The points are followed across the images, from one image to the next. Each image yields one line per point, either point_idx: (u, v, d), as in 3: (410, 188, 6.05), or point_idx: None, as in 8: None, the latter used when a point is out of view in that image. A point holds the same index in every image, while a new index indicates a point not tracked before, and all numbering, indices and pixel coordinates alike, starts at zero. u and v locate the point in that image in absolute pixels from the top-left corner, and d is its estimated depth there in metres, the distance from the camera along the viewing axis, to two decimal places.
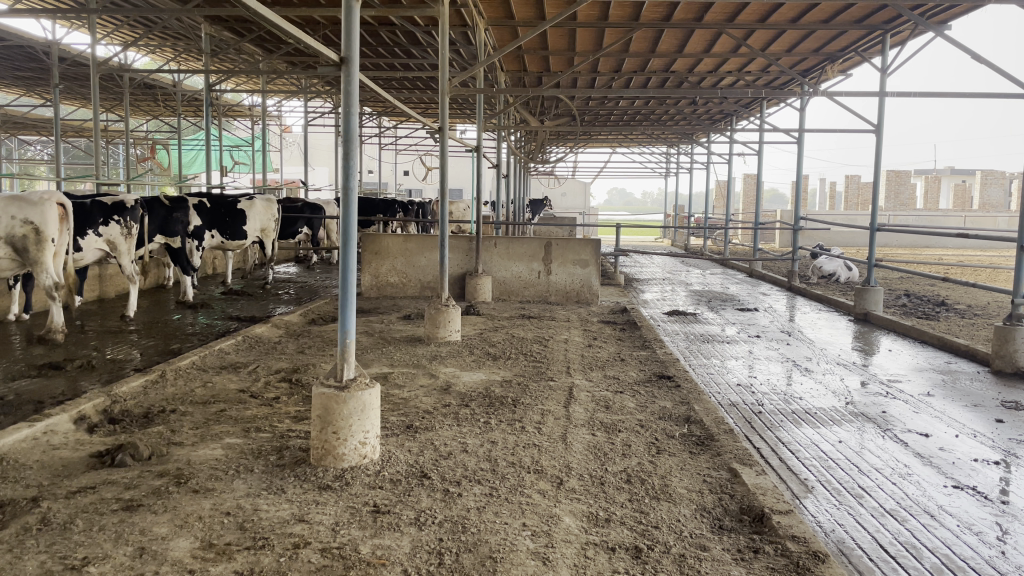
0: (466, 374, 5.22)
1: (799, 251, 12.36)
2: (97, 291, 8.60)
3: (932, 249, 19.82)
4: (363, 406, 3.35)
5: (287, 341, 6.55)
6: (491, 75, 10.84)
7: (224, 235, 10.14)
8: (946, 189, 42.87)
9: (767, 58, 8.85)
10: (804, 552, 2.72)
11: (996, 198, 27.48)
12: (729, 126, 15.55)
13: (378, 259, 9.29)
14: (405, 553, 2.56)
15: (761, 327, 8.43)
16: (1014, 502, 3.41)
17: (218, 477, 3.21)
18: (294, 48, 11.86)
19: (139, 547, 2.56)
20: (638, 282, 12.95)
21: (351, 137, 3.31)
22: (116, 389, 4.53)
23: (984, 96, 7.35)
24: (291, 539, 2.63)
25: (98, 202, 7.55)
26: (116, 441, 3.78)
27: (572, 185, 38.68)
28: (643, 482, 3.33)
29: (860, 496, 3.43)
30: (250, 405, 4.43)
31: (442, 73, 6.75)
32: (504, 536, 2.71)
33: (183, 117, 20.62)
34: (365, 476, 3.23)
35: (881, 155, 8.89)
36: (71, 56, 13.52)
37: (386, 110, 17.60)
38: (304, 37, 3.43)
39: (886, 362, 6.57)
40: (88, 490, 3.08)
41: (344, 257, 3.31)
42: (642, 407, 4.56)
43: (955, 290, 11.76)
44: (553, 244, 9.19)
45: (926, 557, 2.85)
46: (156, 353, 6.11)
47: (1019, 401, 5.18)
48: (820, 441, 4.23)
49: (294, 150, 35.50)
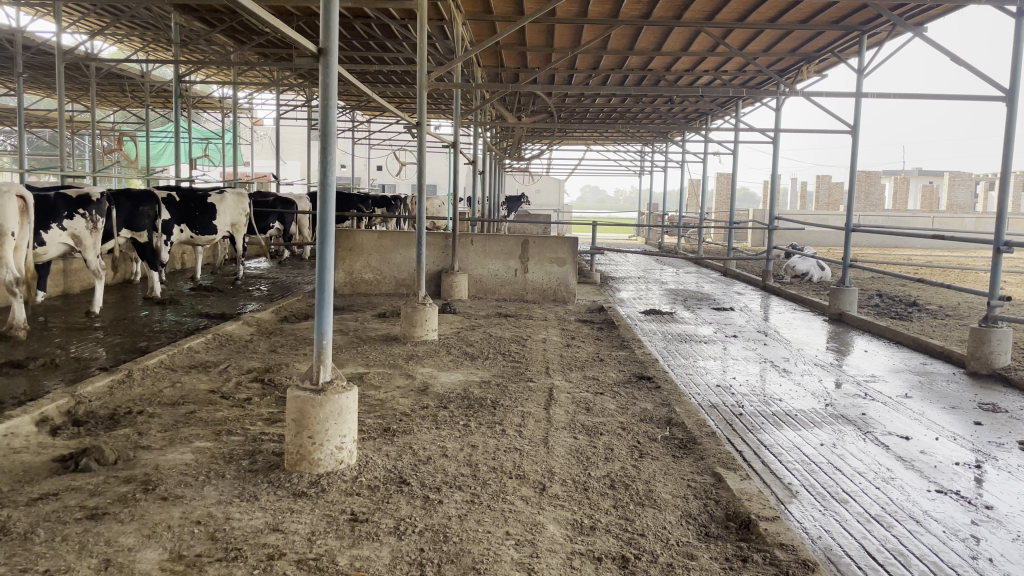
0: (444, 375, 5.12)
1: (774, 250, 12.37)
2: (61, 286, 8.37)
3: (902, 250, 20.06)
4: (340, 410, 3.24)
5: (259, 340, 6.39)
6: (467, 69, 10.73)
7: (193, 230, 9.89)
8: (916, 188, 43.52)
9: (745, 59, 8.82)
10: (794, 561, 2.66)
11: (964, 199, 27.95)
12: (704, 125, 15.60)
13: (352, 256, 9.15)
14: (385, 565, 2.46)
15: (737, 327, 8.43)
16: (998, 507, 3.39)
17: (187, 484, 3.08)
18: (266, 39, 11.57)
19: (104, 559, 2.44)
20: (613, 280, 12.92)
21: (329, 132, 3.19)
22: (80, 390, 4.36)
23: (960, 98, 7.37)
24: (265, 551, 2.52)
25: (62, 195, 7.31)
26: (81, 445, 3.63)
27: (546, 181, 38.76)
28: (627, 488, 3.26)
29: (845, 501, 3.39)
30: (222, 406, 4.30)
31: (419, 67, 6.50)
32: (487, 546, 2.62)
33: (152, 109, 20.24)
34: (342, 482, 3.12)
35: (857, 157, 8.92)
36: (36, 44, 13.16)
37: (361, 104, 17.40)
38: (280, 26, 3.30)
39: (861, 362, 6.59)
40: (51, 497, 2.94)
41: (321, 254, 3.20)
42: (623, 409, 4.49)
43: (926, 291, 11.87)
44: (530, 242, 9.11)
45: (914, 565, 2.81)
46: (123, 351, 5.93)
47: (996, 403, 5.19)
48: (801, 443, 4.20)
49: (265, 144, 35.23)
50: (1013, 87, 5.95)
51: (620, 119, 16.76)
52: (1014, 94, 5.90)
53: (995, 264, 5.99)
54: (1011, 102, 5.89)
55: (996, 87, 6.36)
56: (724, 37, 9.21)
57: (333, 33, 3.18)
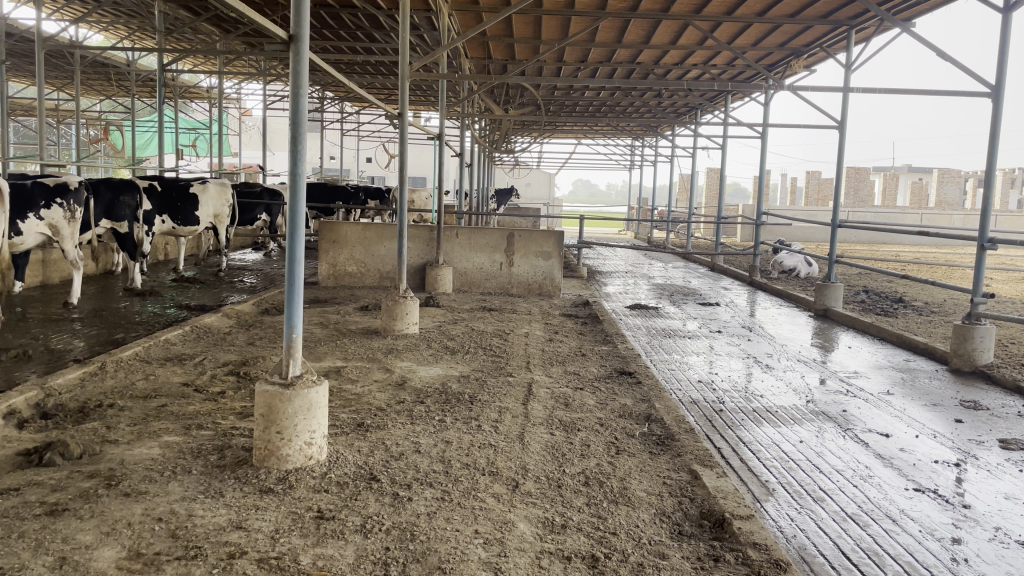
0: (423, 369, 5.06)
1: (761, 246, 12.34)
2: (40, 277, 8.27)
3: (891, 246, 20.09)
4: (309, 405, 3.18)
5: (238, 332, 6.32)
6: (455, 60, 10.67)
7: (175, 220, 9.76)
8: (905, 185, 43.74)
9: (732, 53, 8.76)
10: (766, 561, 2.62)
11: (952, 196, 27.98)
12: (693, 119, 15.56)
13: (336, 248, 9.07)
14: (348, 564, 2.40)
15: (722, 322, 8.40)
16: (975, 506, 3.37)
17: (152, 480, 3.01)
18: (251, 27, 11.45)
19: (60, 557, 2.37)
20: (600, 274, 12.87)
21: (300, 122, 3.13)
22: (50, 381, 4.29)
23: (946, 94, 7.35)
24: (225, 549, 2.46)
25: (39, 184, 7.22)
26: (47, 438, 3.56)
27: (537, 175, 38.81)
28: (601, 485, 3.22)
29: (821, 499, 3.36)
30: (194, 400, 4.23)
31: (403, 57, 6.38)
32: (454, 545, 2.57)
33: (138, 98, 20.10)
34: (310, 479, 3.07)
35: (844, 152, 8.89)
36: (20, 32, 13.05)
37: (349, 95, 17.32)
38: (250, 12, 3.22)
39: (845, 358, 6.57)
40: (11, 492, 2.87)
41: (291, 244, 3.13)
42: (602, 404, 4.45)
43: (913, 287, 11.85)
44: (516, 235, 9.05)
45: (889, 565, 2.78)
46: (99, 343, 5.85)
47: (977, 401, 5.17)
48: (780, 440, 4.16)
49: (254, 134, 35.14)
50: (999, 83, 5.92)
51: (609, 113, 16.71)
52: (999, 91, 5.88)
53: (980, 261, 5.94)
54: (996, 98, 5.87)
55: (981, 82, 6.33)
56: (712, 31, 9.16)
57: (304, 21, 3.10)
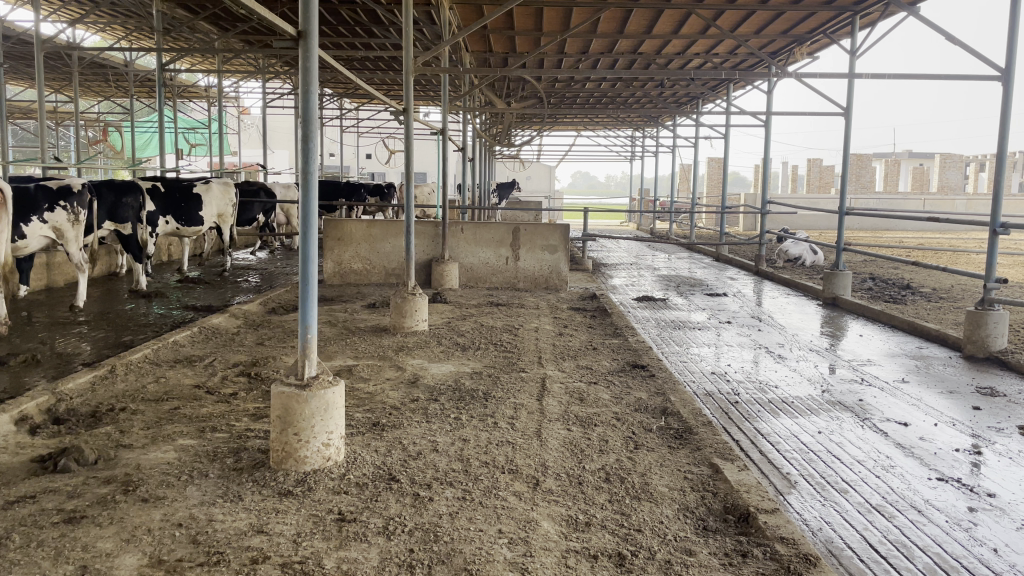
0: (435, 366, 5.02)
1: (765, 235, 12.29)
2: (44, 280, 8.23)
3: (894, 233, 20.02)
4: (326, 405, 3.14)
5: (246, 332, 6.29)
6: (455, 54, 10.64)
7: (179, 221, 9.71)
8: (908, 169, 43.66)
9: (737, 42, 8.67)
10: (795, 555, 2.58)
11: (954, 181, 27.92)
12: (695, 108, 15.49)
13: (341, 245, 9.03)
14: (374, 566, 2.37)
15: (731, 312, 8.36)
16: (1000, 495, 3.32)
17: (169, 484, 2.98)
18: (251, 25, 11.40)
19: (81, 565, 2.34)
20: (605, 267, 12.80)
21: (310, 119, 3.07)
22: (61, 386, 4.24)
23: (955, 79, 7.28)
24: (248, 554, 2.42)
25: (42, 187, 7.17)
26: (60, 444, 3.52)
27: (538, 168, 38.79)
28: (622, 481, 3.18)
29: (845, 491, 3.32)
30: (206, 402, 4.20)
31: (408, 50, 6.27)
32: (479, 545, 2.54)
33: (136, 99, 20.04)
34: (329, 480, 3.04)
35: (849, 138, 8.84)
36: (19, 34, 12.99)
37: (349, 92, 17.28)
38: (255, 10, 3.15)
39: (857, 347, 6.53)
40: (28, 500, 2.83)
41: (304, 244, 3.09)
42: (617, 398, 4.41)
43: (919, 274, 11.81)
44: (521, 230, 9.00)
45: (918, 557, 2.74)
46: (107, 346, 5.81)
47: (994, 388, 5.13)
48: (799, 431, 4.13)
49: (252, 133, 35.13)
50: (1009, 67, 5.85)
51: (610, 105, 16.65)
52: (1009, 74, 5.82)
53: (994, 247, 5.87)
54: (1007, 82, 5.81)
55: (991, 66, 6.26)
56: (715, 19, 9.10)
57: (313, 17, 3.05)
